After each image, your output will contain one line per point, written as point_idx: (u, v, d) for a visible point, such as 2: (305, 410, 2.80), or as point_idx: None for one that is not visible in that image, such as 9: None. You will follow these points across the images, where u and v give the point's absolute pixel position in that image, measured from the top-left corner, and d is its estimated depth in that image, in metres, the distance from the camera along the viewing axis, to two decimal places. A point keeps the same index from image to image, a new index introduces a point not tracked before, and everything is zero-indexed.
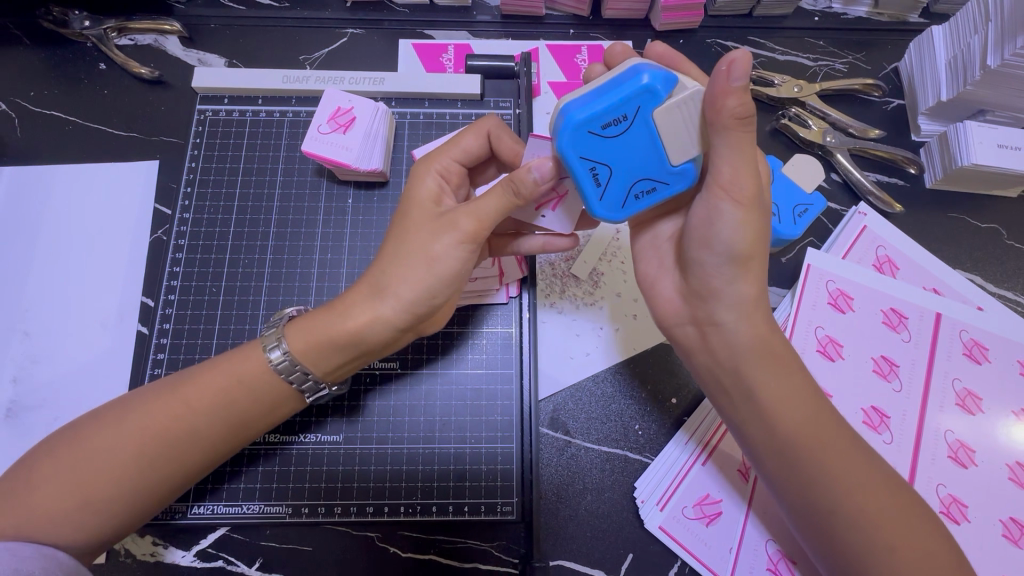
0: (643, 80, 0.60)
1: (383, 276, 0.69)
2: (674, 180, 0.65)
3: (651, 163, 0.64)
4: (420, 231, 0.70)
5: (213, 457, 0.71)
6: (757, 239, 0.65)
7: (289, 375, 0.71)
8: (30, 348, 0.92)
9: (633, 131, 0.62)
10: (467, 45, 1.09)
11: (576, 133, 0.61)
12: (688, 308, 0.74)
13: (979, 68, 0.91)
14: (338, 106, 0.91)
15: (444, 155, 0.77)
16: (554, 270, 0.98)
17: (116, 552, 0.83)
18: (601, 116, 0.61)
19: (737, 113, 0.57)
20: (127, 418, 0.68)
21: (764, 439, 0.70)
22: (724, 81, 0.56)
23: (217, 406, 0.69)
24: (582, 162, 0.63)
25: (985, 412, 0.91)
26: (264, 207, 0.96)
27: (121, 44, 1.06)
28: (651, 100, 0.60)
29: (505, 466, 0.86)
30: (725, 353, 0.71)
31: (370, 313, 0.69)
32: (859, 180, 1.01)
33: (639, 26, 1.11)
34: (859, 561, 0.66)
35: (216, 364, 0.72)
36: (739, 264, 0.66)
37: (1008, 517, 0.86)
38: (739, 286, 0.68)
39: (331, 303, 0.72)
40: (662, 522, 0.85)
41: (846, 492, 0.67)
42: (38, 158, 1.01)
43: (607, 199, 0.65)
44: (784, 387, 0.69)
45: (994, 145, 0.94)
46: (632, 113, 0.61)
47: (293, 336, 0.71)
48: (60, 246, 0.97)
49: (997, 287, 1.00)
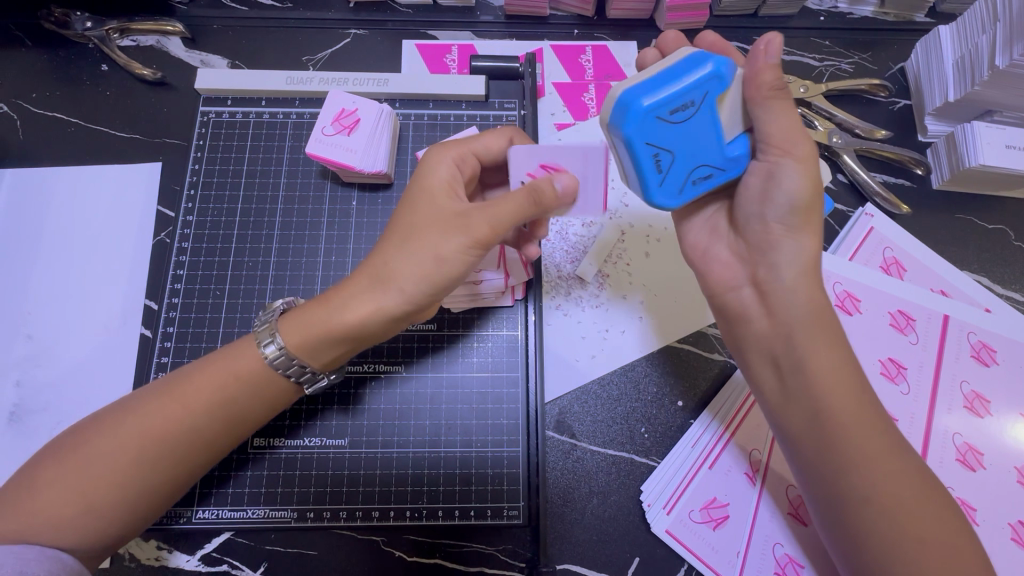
0: (710, 67, 0.62)
1: (392, 271, 0.68)
2: (728, 165, 0.69)
3: (710, 148, 0.67)
4: (429, 224, 0.69)
5: (214, 453, 0.71)
6: (813, 192, 0.68)
7: (286, 369, 0.71)
8: (34, 351, 0.92)
9: (697, 117, 0.64)
10: (471, 46, 1.09)
11: (647, 120, 0.61)
12: (745, 268, 0.75)
13: (987, 68, 0.90)
14: (343, 107, 0.91)
15: (468, 145, 0.76)
16: (559, 273, 0.97)
17: (120, 556, 0.83)
18: (670, 102, 0.61)
19: (774, 85, 0.63)
20: (125, 418, 0.67)
21: (805, 418, 0.69)
22: (762, 58, 0.63)
23: (216, 404, 0.69)
24: (649, 149, 0.63)
25: (993, 414, 0.90)
26: (268, 209, 0.95)
27: (123, 46, 1.05)
28: (717, 87, 0.63)
29: (511, 470, 0.86)
30: (784, 313, 0.71)
31: (374, 305, 0.68)
32: (865, 181, 1.00)
33: (644, 26, 1.11)
34: (883, 554, 0.65)
35: (211, 360, 0.71)
36: (799, 217, 0.69)
37: (1016, 520, 0.85)
38: (801, 240, 0.70)
39: (325, 295, 0.71)
40: (668, 526, 0.84)
41: (879, 480, 0.66)
42: (40, 159, 1.00)
43: (667, 185, 0.67)
44: (830, 365, 0.69)
45: (1002, 146, 0.94)
46: (699, 99, 0.63)
47: (287, 331, 0.70)
48: (63, 248, 0.96)
49: (1005, 289, 1.00)
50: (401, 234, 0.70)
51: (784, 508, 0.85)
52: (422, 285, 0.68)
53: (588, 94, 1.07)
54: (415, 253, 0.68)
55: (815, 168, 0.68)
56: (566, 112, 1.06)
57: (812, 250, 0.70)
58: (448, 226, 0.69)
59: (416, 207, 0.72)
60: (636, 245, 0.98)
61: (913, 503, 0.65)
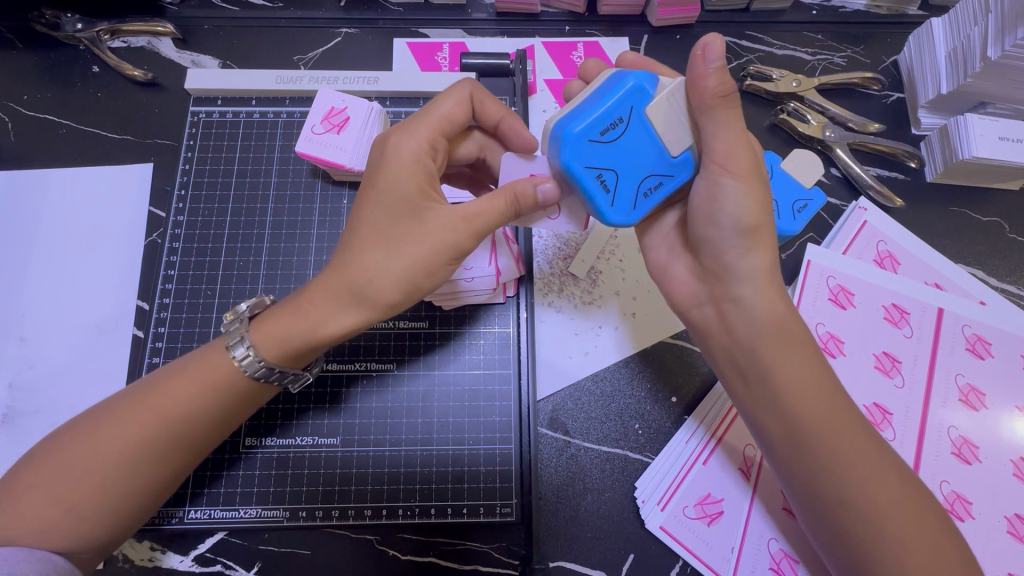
0: (630, 83, 0.63)
1: (368, 282, 0.66)
2: (676, 173, 0.68)
3: (652, 158, 0.66)
4: (415, 233, 0.66)
5: (195, 457, 0.70)
6: (763, 207, 0.66)
7: (256, 372, 0.69)
8: (26, 353, 0.92)
9: (630, 131, 0.64)
10: (462, 44, 1.08)
11: (580, 143, 0.63)
12: (705, 287, 0.73)
13: (980, 60, 0.89)
14: (332, 106, 0.90)
15: (434, 124, 0.73)
16: (552, 270, 0.97)
17: (113, 557, 0.83)
18: (597, 124, 0.63)
19: (717, 91, 0.62)
20: (103, 425, 0.67)
21: (775, 426, 0.69)
22: (702, 65, 0.61)
23: (194, 410, 0.68)
24: (588, 171, 0.64)
25: (989, 407, 0.90)
26: (259, 208, 0.95)
27: (114, 47, 1.05)
28: (641, 101, 0.64)
29: (504, 468, 0.86)
30: (744, 330, 0.70)
31: (357, 319, 0.68)
32: (858, 174, 1.00)
33: (634, 22, 1.10)
34: (867, 554, 0.65)
35: (183, 369, 0.70)
36: (750, 235, 0.67)
37: (1013, 513, 0.85)
38: (753, 258, 0.68)
39: (294, 299, 0.70)
40: (663, 522, 0.84)
41: (856, 482, 0.66)
42: (32, 161, 1.00)
43: (618, 203, 0.66)
44: (803, 371, 0.68)
45: (996, 138, 0.93)
46: (627, 115, 0.64)
47: (265, 346, 0.69)
48: (55, 251, 0.96)
49: (1000, 281, 0.99)
50: (381, 239, 0.67)
51: (778, 503, 0.84)
52: (407, 294, 0.68)
53: None
54: (398, 267, 0.66)
55: (761, 183, 0.66)
56: (558, 109, 1.05)
57: (767, 270, 0.68)
58: (433, 239, 0.66)
59: (393, 211, 0.68)
60: (629, 240, 0.98)
61: (894, 502, 0.65)
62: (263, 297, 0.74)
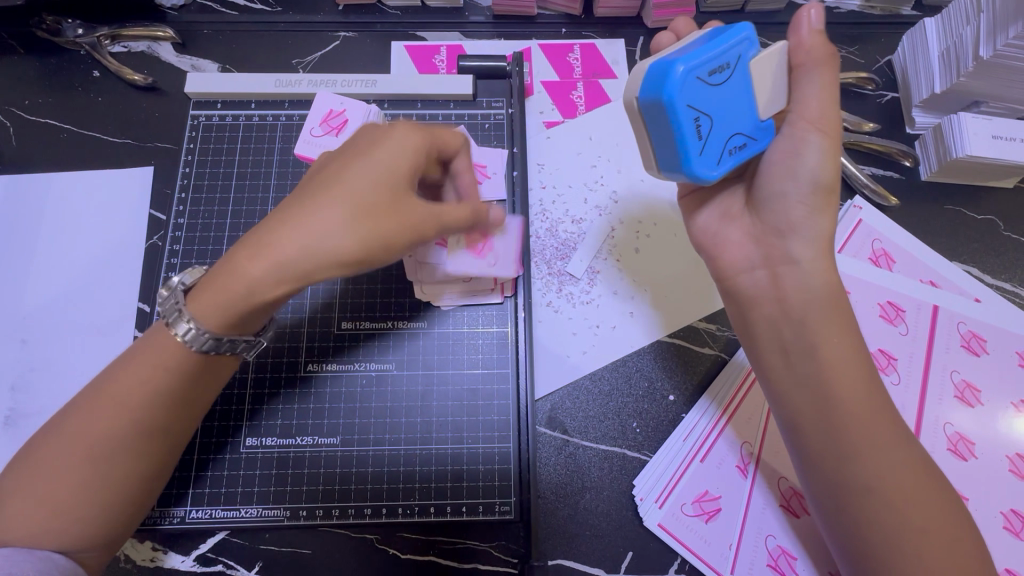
0: (742, 32, 0.65)
1: (320, 241, 0.64)
2: (759, 135, 0.70)
3: (743, 117, 0.68)
4: (354, 188, 0.67)
5: (161, 443, 0.69)
6: (835, 170, 0.70)
7: (197, 344, 0.68)
8: (29, 356, 0.92)
9: (732, 80, 0.66)
10: (460, 46, 1.09)
11: (687, 81, 0.62)
12: (759, 250, 0.75)
13: (972, 59, 0.90)
14: (330, 109, 0.95)
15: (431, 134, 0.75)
16: (550, 269, 0.98)
17: (115, 558, 0.83)
18: (710, 64, 0.63)
19: (818, 52, 0.68)
20: (68, 423, 0.66)
21: (811, 406, 0.70)
22: (806, 24, 0.68)
23: (153, 396, 0.67)
24: (690, 111, 0.63)
25: (984, 404, 0.90)
26: (259, 211, 0.96)
27: (114, 52, 1.06)
28: (748, 54, 0.66)
29: (502, 466, 0.86)
30: (798, 298, 0.72)
31: (292, 273, 0.65)
32: (853, 173, 1.01)
33: (631, 24, 1.11)
34: (886, 544, 0.65)
35: (135, 355, 0.69)
36: (823, 196, 0.70)
37: (1009, 509, 0.85)
38: (819, 220, 0.71)
39: (228, 259, 0.68)
40: (661, 519, 0.84)
41: (884, 472, 0.66)
42: (34, 166, 1.01)
43: (705, 152, 0.66)
44: (844, 358, 0.69)
45: (989, 136, 0.94)
46: (734, 64, 0.65)
47: (199, 307, 0.67)
48: (58, 254, 0.97)
49: (995, 279, 1.00)
50: (324, 191, 0.67)
51: (775, 500, 0.85)
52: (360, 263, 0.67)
53: (576, 92, 1.07)
54: (338, 217, 0.65)
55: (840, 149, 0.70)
56: (555, 111, 1.06)
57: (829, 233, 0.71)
58: (394, 210, 0.67)
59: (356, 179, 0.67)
60: (626, 239, 0.99)
61: (920, 495, 0.66)
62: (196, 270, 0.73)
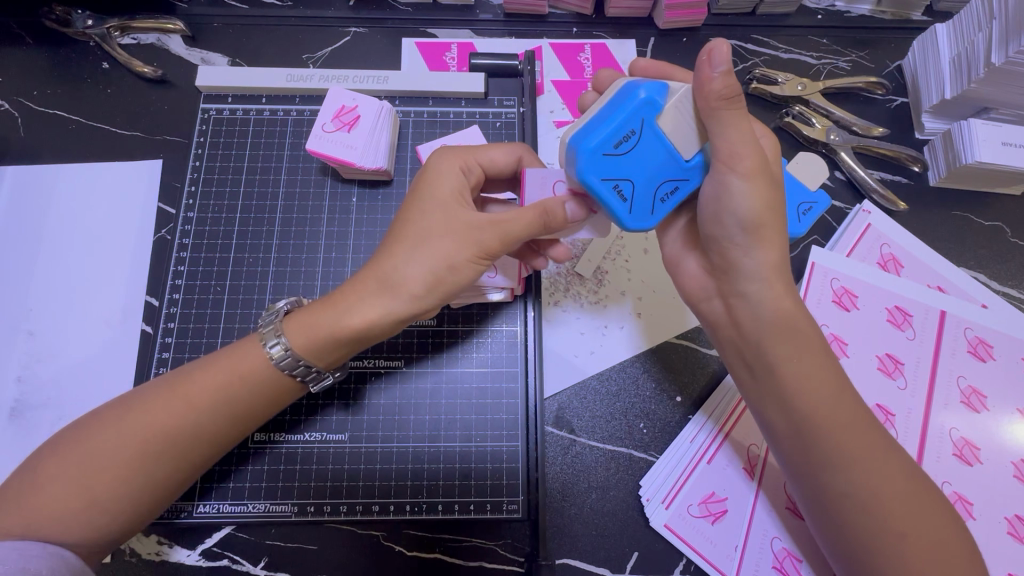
0: (640, 95, 0.63)
1: (401, 277, 0.69)
2: (688, 174, 0.67)
3: (666, 166, 0.66)
4: (441, 235, 0.69)
5: (218, 449, 0.71)
6: (770, 204, 0.66)
7: (292, 370, 0.72)
8: (35, 348, 0.92)
9: (642, 143, 0.64)
10: (470, 44, 1.09)
11: (593, 159, 0.63)
12: (715, 282, 0.75)
13: (984, 66, 0.90)
14: (342, 105, 0.91)
15: (473, 154, 0.77)
16: (559, 270, 0.98)
17: (121, 551, 0.83)
18: (611, 138, 0.63)
19: (723, 94, 0.61)
20: (131, 413, 0.68)
21: (785, 423, 0.70)
22: (708, 69, 0.60)
23: (218, 399, 0.70)
24: (605, 184, 0.64)
25: (990, 410, 0.91)
26: (269, 205, 0.96)
27: (124, 44, 1.06)
28: (652, 111, 0.64)
29: (510, 465, 0.86)
30: (749, 324, 0.71)
31: (382, 308, 0.69)
32: (863, 178, 1.01)
33: (642, 25, 1.11)
34: (867, 547, 0.66)
35: (217, 358, 0.72)
36: (755, 232, 0.67)
37: (1013, 515, 0.86)
38: (756, 255, 0.68)
39: (330, 297, 0.72)
40: (667, 520, 0.85)
41: (859, 478, 0.67)
42: (41, 158, 1.01)
43: (635, 211, 0.67)
44: (810, 367, 0.69)
45: (999, 143, 0.94)
46: (638, 127, 0.63)
47: (292, 332, 0.71)
48: (63, 246, 0.97)
49: (1001, 285, 1.00)
50: (411, 237, 0.70)
51: (781, 502, 0.85)
52: (433, 292, 0.70)
53: (587, 92, 1.07)
54: (425, 265, 0.69)
55: (769, 180, 0.65)
56: (565, 110, 1.06)
57: (771, 266, 0.68)
58: (461, 236, 0.69)
59: (426, 212, 0.72)
60: (634, 241, 0.99)
61: (898, 496, 0.66)
62: (298, 300, 0.78)
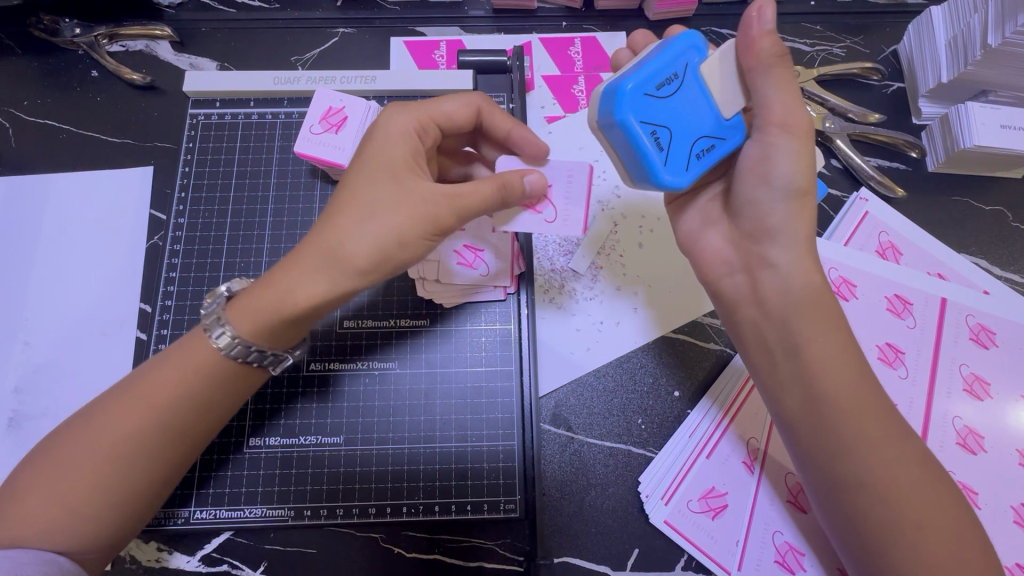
0: (682, 44, 0.65)
1: (348, 252, 0.67)
2: (728, 134, 0.68)
3: (705, 120, 0.67)
4: (392, 209, 0.68)
5: (195, 444, 0.71)
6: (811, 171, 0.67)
7: (246, 357, 0.70)
8: (31, 357, 0.92)
9: (682, 91, 0.65)
10: (459, 41, 1.09)
11: (633, 98, 0.63)
12: (740, 253, 0.74)
13: (980, 48, 0.89)
14: (329, 106, 0.90)
15: (428, 111, 0.76)
16: (553, 267, 0.97)
17: (122, 558, 0.83)
18: (654, 78, 0.64)
19: (773, 53, 0.64)
20: (96, 422, 0.67)
21: (800, 404, 0.69)
22: (756, 25, 0.63)
23: (181, 399, 0.69)
24: (643, 127, 0.64)
25: (994, 397, 0.89)
26: (259, 209, 0.95)
27: (113, 51, 1.06)
28: (693, 62, 0.66)
29: (507, 465, 0.86)
30: (777, 298, 0.70)
31: (331, 285, 0.68)
32: (859, 166, 0.99)
33: (632, 16, 1.10)
34: (882, 540, 0.65)
35: (168, 359, 0.71)
36: (799, 200, 0.68)
37: (1019, 503, 0.84)
38: (796, 221, 0.68)
39: (267, 279, 0.70)
40: (667, 516, 0.84)
41: (879, 470, 0.65)
42: (34, 166, 1.01)
43: (672, 162, 0.65)
44: (830, 352, 0.68)
45: (997, 126, 0.93)
46: (682, 73, 0.65)
47: (238, 321, 0.69)
48: (58, 254, 0.97)
49: (1003, 270, 0.99)
50: (356, 209, 0.68)
51: (783, 495, 0.84)
52: (380, 266, 0.68)
53: (578, 86, 1.06)
54: (373, 237, 0.67)
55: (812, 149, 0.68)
56: (556, 105, 1.05)
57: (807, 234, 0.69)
58: (411, 210, 0.68)
59: (369, 185, 0.69)
60: (629, 236, 0.98)
61: (913, 489, 0.65)
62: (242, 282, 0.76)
